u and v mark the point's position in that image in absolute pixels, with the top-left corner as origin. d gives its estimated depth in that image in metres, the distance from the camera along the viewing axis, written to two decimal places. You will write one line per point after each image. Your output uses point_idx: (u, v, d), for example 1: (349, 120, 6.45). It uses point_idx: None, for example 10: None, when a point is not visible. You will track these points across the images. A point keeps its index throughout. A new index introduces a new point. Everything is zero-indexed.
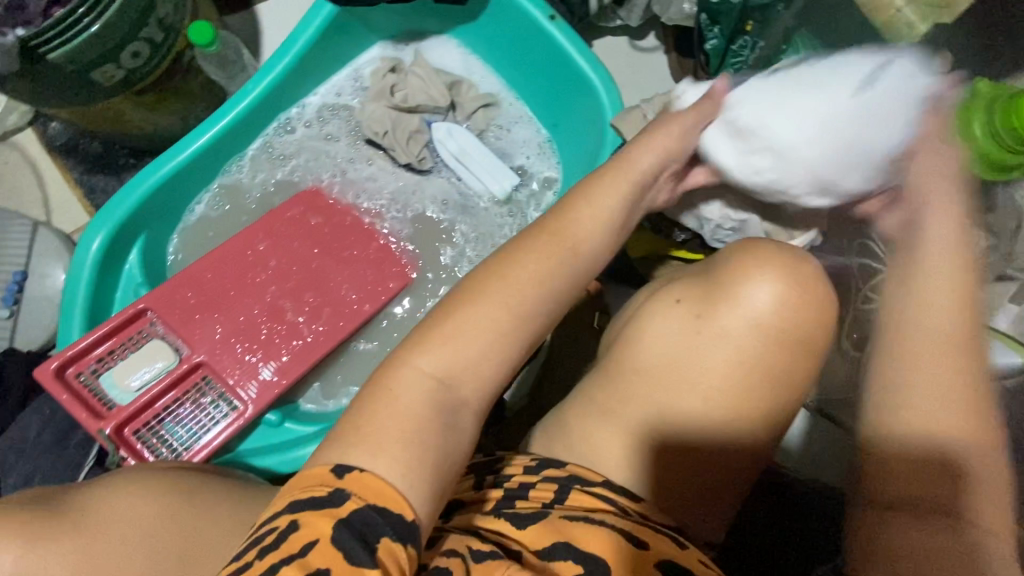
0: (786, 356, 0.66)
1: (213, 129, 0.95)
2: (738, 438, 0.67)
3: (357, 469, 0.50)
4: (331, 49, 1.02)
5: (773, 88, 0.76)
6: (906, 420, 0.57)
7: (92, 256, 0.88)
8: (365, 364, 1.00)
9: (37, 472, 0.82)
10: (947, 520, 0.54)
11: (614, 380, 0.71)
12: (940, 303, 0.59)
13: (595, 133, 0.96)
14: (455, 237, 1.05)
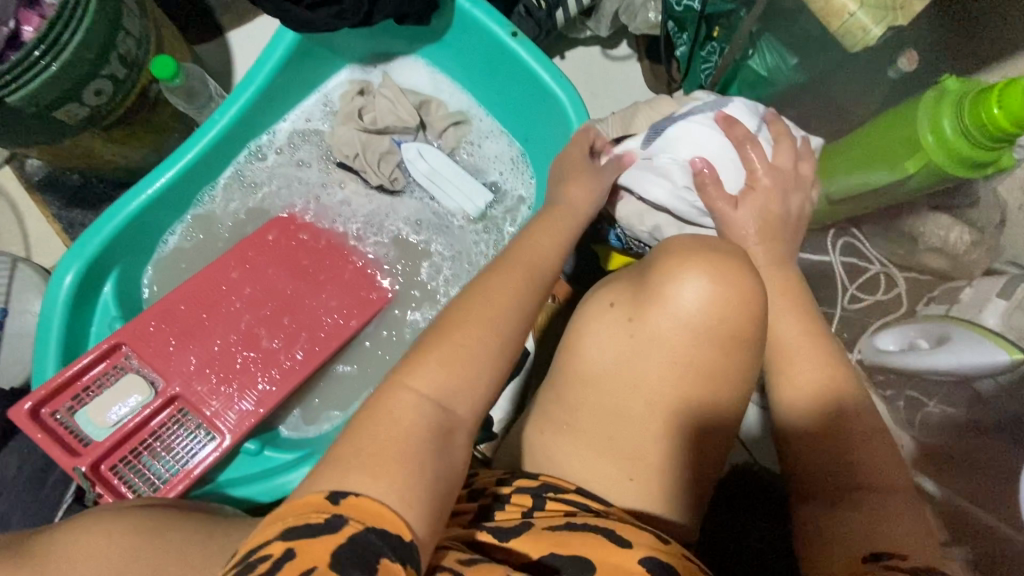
0: (723, 355, 0.65)
1: (182, 161, 0.95)
2: (692, 438, 0.67)
3: (354, 494, 0.46)
4: (297, 75, 1.02)
5: (695, 125, 0.79)
6: (790, 403, 0.67)
7: (64, 294, 0.88)
8: (345, 387, 1.00)
9: (14, 513, 0.82)
10: (862, 487, 0.61)
11: (560, 389, 0.70)
12: (783, 304, 0.71)
13: (564, 147, 0.96)
14: (431, 256, 1.05)
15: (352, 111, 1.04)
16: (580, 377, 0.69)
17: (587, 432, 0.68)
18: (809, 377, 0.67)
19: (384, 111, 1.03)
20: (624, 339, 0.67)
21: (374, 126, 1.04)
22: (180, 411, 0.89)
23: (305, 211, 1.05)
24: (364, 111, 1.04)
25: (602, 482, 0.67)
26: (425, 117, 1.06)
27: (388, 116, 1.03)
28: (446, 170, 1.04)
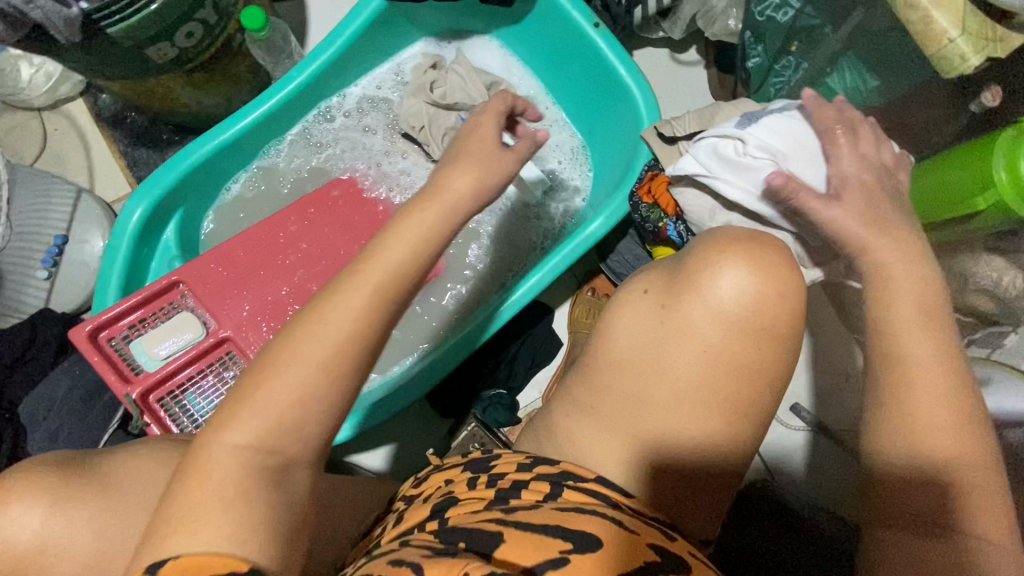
0: (755, 350, 0.65)
1: (255, 112, 0.97)
2: (723, 436, 0.66)
3: (170, 559, 0.40)
4: (375, 42, 1.03)
5: (784, 127, 0.78)
6: (899, 443, 0.55)
7: (131, 227, 0.91)
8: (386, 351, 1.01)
9: (64, 430, 0.85)
10: (943, 538, 0.52)
11: (589, 372, 0.71)
12: (911, 311, 0.57)
13: (630, 143, 0.96)
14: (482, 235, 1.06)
15: (421, 83, 1.05)
16: (611, 361, 0.69)
17: (610, 417, 0.68)
18: (937, 398, 0.54)
19: (451, 85, 1.05)
20: (658, 328, 0.67)
21: (440, 99, 1.05)
22: (228, 354, 0.91)
23: (365, 176, 1.06)
24: (434, 84, 1.06)
25: (641, 473, 0.67)
26: (494, 98, 1.07)
27: (457, 92, 1.04)
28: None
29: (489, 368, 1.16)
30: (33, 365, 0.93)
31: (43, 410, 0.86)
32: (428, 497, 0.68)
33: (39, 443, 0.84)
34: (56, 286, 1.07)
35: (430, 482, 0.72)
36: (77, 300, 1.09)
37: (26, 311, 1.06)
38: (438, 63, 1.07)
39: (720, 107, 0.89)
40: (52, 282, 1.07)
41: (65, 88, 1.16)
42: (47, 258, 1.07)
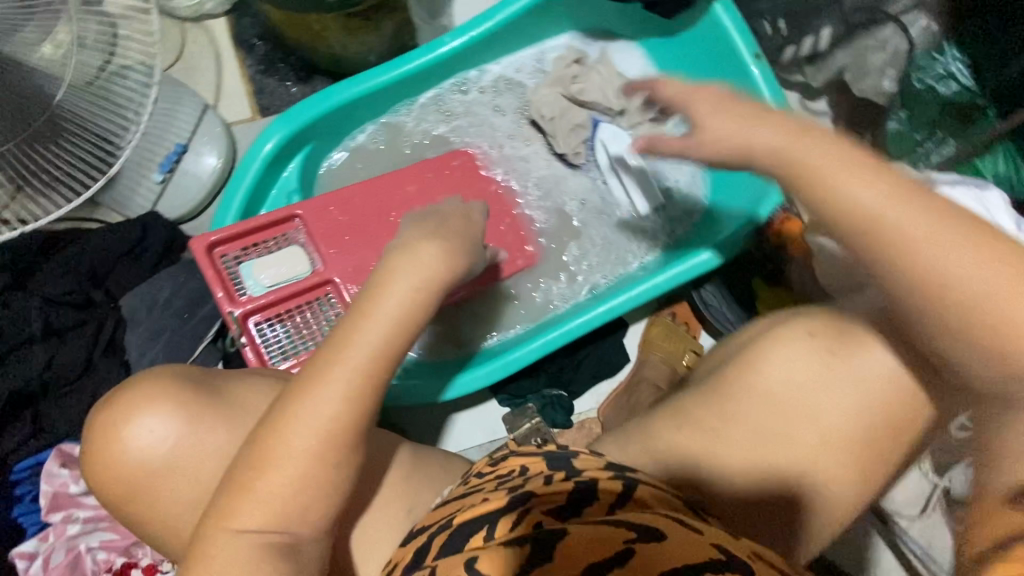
0: (912, 408, 0.66)
1: (401, 69, 0.98)
2: (859, 490, 0.67)
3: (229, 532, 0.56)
4: (526, 26, 1.04)
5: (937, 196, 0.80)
6: None
7: (264, 154, 0.93)
8: (471, 327, 1.03)
9: (164, 331, 0.87)
10: None
11: (726, 399, 0.70)
12: None
13: (758, 180, 0.94)
14: (585, 238, 1.07)
15: (563, 77, 1.05)
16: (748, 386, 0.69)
17: (748, 447, 0.68)
18: None
19: (592, 83, 1.04)
20: (807, 365, 0.68)
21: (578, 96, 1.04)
22: (327, 295, 0.92)
23: (484, 155, 1.07)
24: (574, 79, 1.05)
25: (768, 507, 0.67)
26: (628, 106, 1.05)
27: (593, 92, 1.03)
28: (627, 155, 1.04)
29: (557, 365, 1.15)
30: (136, 263, 0.92)
31: (145, 308, 0.88)
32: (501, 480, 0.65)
33: (139, 338, 0.86)
34: (166, 193, 1.10)
35: (506, 462, 0.68)
36: (182, 211, 1.11)
37: (134, 211, 1.09)
38: (582, 59, 1.06)
39: None
40: (163, 187, 1.10)
41: (213, 5, 1.19)
42: (166, 163, 1.09)
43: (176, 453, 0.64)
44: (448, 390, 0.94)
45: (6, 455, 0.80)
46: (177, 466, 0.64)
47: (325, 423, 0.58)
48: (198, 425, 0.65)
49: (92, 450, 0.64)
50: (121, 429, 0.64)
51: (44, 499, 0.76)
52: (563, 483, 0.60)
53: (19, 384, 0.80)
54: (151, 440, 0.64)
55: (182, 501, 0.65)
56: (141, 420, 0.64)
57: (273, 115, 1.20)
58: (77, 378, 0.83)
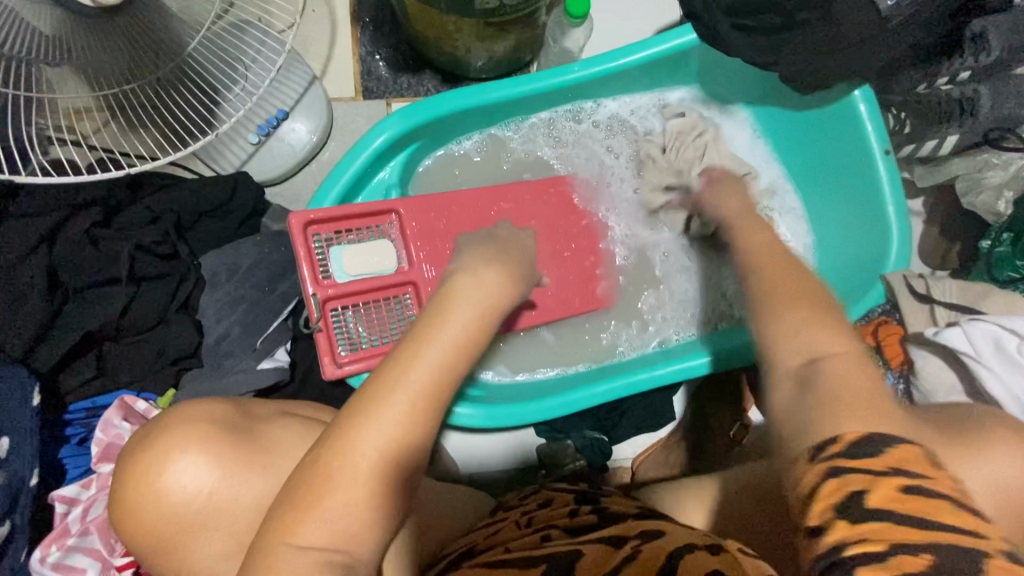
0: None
1: (526, 87, 0.95)
2: None
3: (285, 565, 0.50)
4: (657, 71, 1.01)
5: None
6: None
7: (374, 146, 0.91)
8: (530, 353, 1.01)
9: (241, 301, 0.85)
10: None
11: None
12: None
13: (856, 277, 0.91)
14: (661, 290, 1.04)
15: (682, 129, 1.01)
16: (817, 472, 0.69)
17: None
18: None
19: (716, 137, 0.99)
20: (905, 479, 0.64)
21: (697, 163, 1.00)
22: (405, 295, 0.90)
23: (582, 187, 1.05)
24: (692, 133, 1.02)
25: None
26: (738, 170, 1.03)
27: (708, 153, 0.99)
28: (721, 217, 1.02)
29: (605, 408, 1.12)
30: (220, 221, 0.93)
31: (226, 274, 0.87)
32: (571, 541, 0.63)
33: (215, 302, 0.85)
34: (257, 155, 1.09)
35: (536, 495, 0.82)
36: (269, 175, 1.11)
37: (222, 166, 1.09)
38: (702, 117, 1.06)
39: (992, 292, 0.86)
40: (256, 149, 1.09)
41: None
42: (263, 126, 1.08)
43: (205, 504, 0.62)
44: (494, 415, 0.92)
45: (65, 392, 0.78)
46: (213, 514, 0.62)
47: (373, 458, 0.54)
48: (230, 469, 0.63)
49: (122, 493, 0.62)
50: (153, 478, 0.61)
51: (96, 447, 0.74)
52: (584, 514, 0.72)
53: (93, 324, 0.78)
54: (188, 485, 0.61)
55: (215, 553, 0.63)
56: (187, 454, 0.62)
57: (375, 100, 1.18)
58: (150, 330, 0.82)
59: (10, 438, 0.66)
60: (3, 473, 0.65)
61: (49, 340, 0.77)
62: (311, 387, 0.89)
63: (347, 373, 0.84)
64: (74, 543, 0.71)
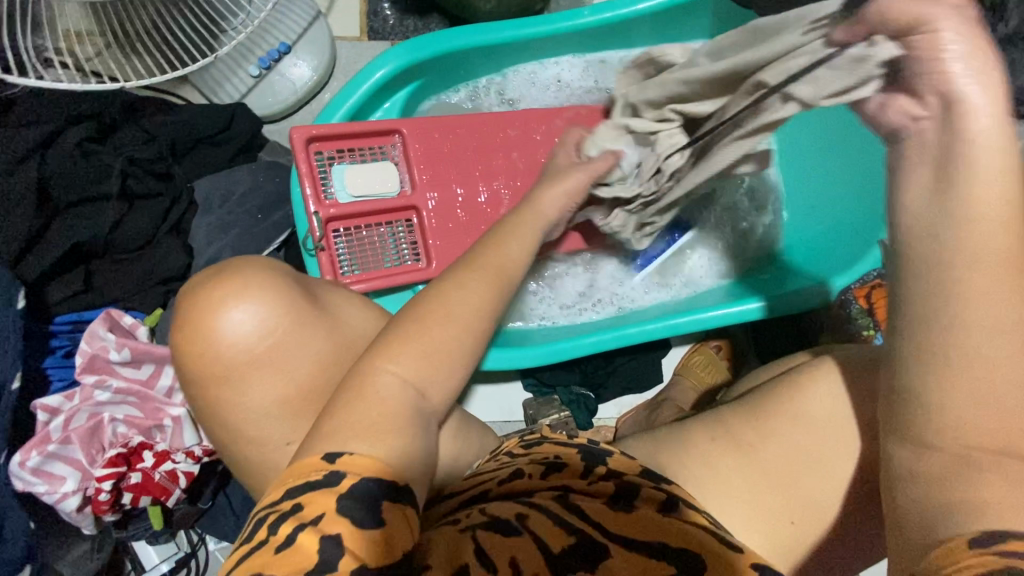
0: None
1: (535, 29, 0.93)
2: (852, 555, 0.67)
3: (347, 454, 0.42)
4: (669, 23, 0.99)
5: None
6: None
7: (378, 76, 0.89)
8: (540, 291, 1.02)
9: (235, 226, 0.85)
10: None
11: (766, 417, 0.66)
12: None
13: (852, 243, 0.92)
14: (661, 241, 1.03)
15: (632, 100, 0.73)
16: (799, 407, 0.65)
17: (771, 474, 0.63)
18: None
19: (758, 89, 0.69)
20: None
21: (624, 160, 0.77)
22: (407, 221, 0.90)
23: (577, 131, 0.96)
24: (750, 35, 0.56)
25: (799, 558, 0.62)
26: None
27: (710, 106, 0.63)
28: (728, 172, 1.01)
29: (593, 363, 1.12)
30: (215, 150, 0.90)
31: (219, 199, 0.86)
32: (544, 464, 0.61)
33: (209, 226, 0.84)
34: (258, 88, 1.07)
35: (541, 449, 0.65)
36: (269, 110, 1.09)
37: (221, 97, 1.07)
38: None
39: None
40: (256, 82, 1.07)
41: None
42: (265, 58, 1.05)
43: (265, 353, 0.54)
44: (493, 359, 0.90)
45: (51, 304, 0.77)
46: (256, 369, 0.54)
47: (443, 347, 0.52)
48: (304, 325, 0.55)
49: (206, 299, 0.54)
50: (222, 307, 0.53)
51: (79, 358, 0.74)
52: (601, 484, 0.58)
53: (82, 237, 0.77)
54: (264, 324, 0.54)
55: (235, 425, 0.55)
56: (247, 293, 0.54)
57: (379, 42, 1.16)
58: (139, 249, 0.81)
59: None
60: None
61: (37, 249, 0.76)
62: None
63: None
64: (53, 450, 0.71)
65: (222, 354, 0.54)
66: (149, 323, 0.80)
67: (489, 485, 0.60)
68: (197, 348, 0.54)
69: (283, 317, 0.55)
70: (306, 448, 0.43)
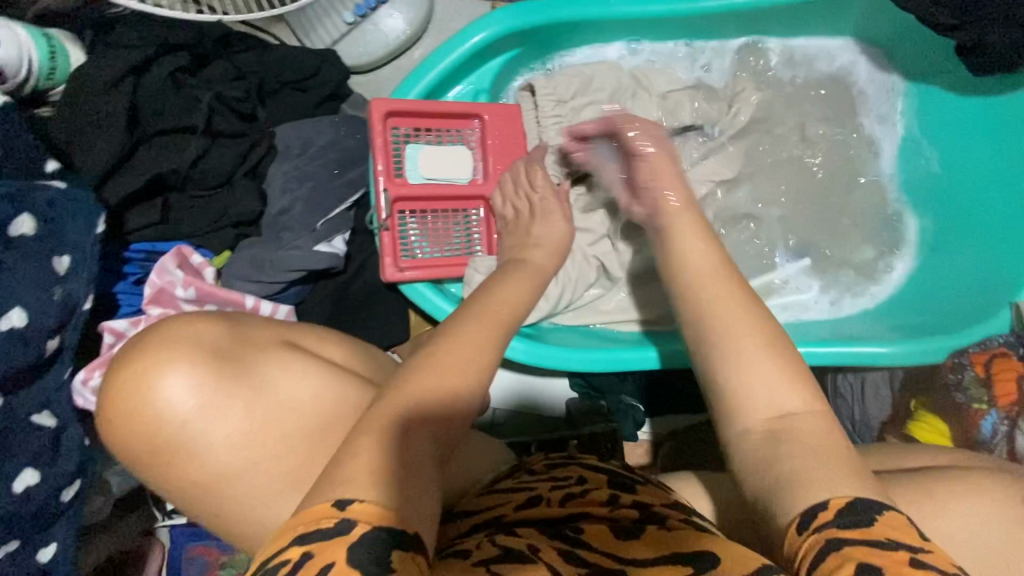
0: None
1: (651, 7, 0.84)
2: None
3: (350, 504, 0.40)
4: (810, 17, 0.88)
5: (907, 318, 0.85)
6: None
7: (476, 40, 0.83)
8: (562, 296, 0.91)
9: (310, 179, 0.82)
10: None
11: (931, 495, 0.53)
12: None
13: (977, 303, 0.79)
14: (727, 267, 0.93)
15: None
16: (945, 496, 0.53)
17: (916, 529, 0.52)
18: None
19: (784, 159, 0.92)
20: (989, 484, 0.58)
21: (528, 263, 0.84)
22: (476, 212, 0.88)
23: None
24: (570, 91, 0.88)
25: None
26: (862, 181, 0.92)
27: None
28: (823, 214, 0.92)
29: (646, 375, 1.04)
30: (302, 96, 0.88)
31: (297, 147, 0.83)
32: (563, 483, 0.62)
33: (283, 177, 0.82)
34: (350, 36, 1.04)
35: (564, 470, 0.66)
36: (355, 62, 1.05)
37: (311, 40, 1.03)
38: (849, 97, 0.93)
39: None
40: (350, 30, 1.03)
41: None
42: (361, 6, 1.01)
43: (171, 437, 0.52)
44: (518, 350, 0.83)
45: (128, 231, 0.78)
46: (193, 439, 0.52)
47: None
48: (228, 391, 0.54)
49: (110, 415, 0.52)
50: (148, 387, 0.51)
51: (148, 288, 0.75)
52: (625, 510, 0.58)
53: (165, 167, 0.76)
54: (188, 397, 0.52)
55: (209, 472, 0.53)
56: (176, 362, 0.52)
57: (479, 2, 1.10)
58: (216, 187, 0.80)
59: (70, 258, 0.66)
60: (60, 291, 0.65)
61: (120, 175, 0.76)
62: (358, 282, 0.87)
63: (407, 279, 0.81)
64: None
65: (155, 418, 0.51)
66: (216, 265, 0.82)
67: (506, 509, 0.59)
68: (124, 427, 0.52)
69: (215, 383, 0.53)
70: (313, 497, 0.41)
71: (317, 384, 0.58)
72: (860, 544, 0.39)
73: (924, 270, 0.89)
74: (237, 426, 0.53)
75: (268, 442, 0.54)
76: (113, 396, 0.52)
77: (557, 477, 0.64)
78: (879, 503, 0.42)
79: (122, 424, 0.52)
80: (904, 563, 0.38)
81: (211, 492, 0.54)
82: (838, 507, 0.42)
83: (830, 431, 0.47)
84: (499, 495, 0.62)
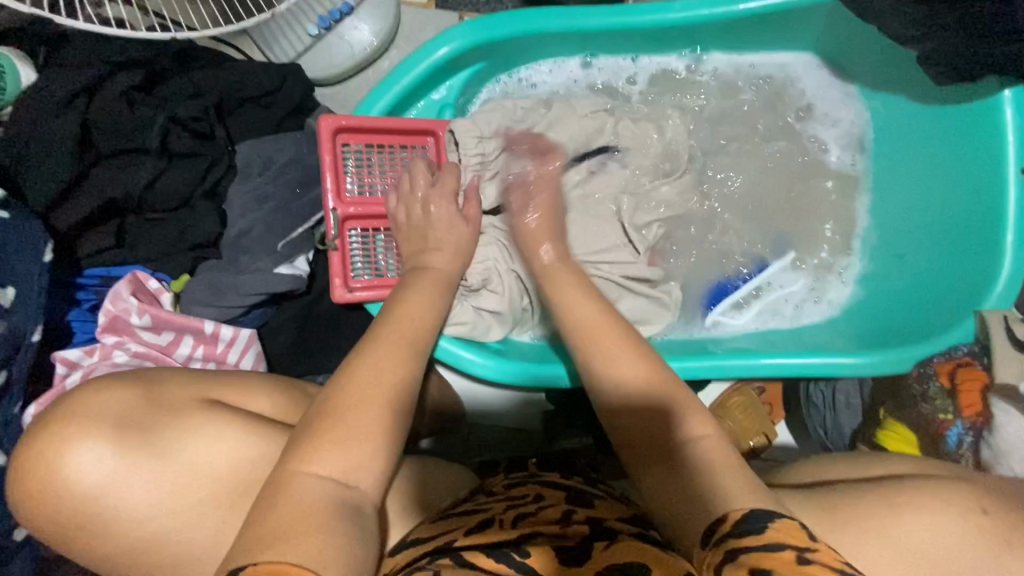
0: None
1: (614, 19, 0.83)
2: None
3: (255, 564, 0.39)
4: (775, 27, 0.88)
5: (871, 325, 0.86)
6: None
7: (440, 55, 0.82)
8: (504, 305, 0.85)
9: (272, 200, 0.81)
10: None
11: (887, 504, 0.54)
12: None
13: (942, 312, 0.79)
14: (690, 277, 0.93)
15: None
16: (902, 507, 0.53)
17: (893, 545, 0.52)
18: None
19: (744, 170, 0.94)
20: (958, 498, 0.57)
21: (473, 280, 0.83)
22: None
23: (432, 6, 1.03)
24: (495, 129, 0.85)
25: None
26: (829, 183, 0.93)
27: None
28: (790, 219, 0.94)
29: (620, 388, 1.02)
30: (263, 112, 0.86)
31: (258, 167, 0.82)
32: (519, 505, 0.63)
33: (243, 198, 0.80)
34: (315, 48, 1.02)
35: (520, 490, 0.67)
36: (320, 75, 1.03)
37: (275, 53, 1.01)
38: (811, 108, 0.94)
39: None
40: (314, 42, 1.01)
41: None
42: (325, 18, 0.99)
43: (79, 509, 0.54)
44: (476, 365, 0.81)
45: (81, 256, 0.76)
46: (106, 501, 0.55)
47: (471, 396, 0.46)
48: (136, 464, 0.56)
49: (25, 504, 0.55)
50: (56, 464, 0.54)
51: (103, 316, 0.73)
52: (578, 526, 0.59)
53: (117, 192, 0.74)
54: (93, 480, 0.54)
55: (96, 560, 0.56)
56: (90, 436, 0.55)
57: (448, 11, 1.08)
58: (172, 210, 0.78)
59: (15, 290, 0.64)
60: (5, 324, 0.63)
61: (69, 200, 0.73)
62: (324, 302, 0.85)
63: (358, 299, 0.79)
64: None
65: (64, 488, 0.54)
66: (175, 289, 0.80)
67: (456, 532, 0.59)
68: (38, 490, 0.54)
69: (126, 453, 0.56)
70: (230, 557, 0.41)
71: (232, 444, 0.59)
72: (758, 550, 0.41)
73: (883, 276, 0.90)
74: (152, 488, 0.56)
75: (185, 502, 0.57)
76: (18, 485, 0.54)
77: (513, 497, 0.66)
78: (772, 513, 0.45)
79: (33, 495, 0.54)
80: (793, 561, 0.41)
81: (118, 564, 0.56)
82: (734, 519, 0.46)
83: (715, 446, 0.55)
84: (454, 519, 0.62)
